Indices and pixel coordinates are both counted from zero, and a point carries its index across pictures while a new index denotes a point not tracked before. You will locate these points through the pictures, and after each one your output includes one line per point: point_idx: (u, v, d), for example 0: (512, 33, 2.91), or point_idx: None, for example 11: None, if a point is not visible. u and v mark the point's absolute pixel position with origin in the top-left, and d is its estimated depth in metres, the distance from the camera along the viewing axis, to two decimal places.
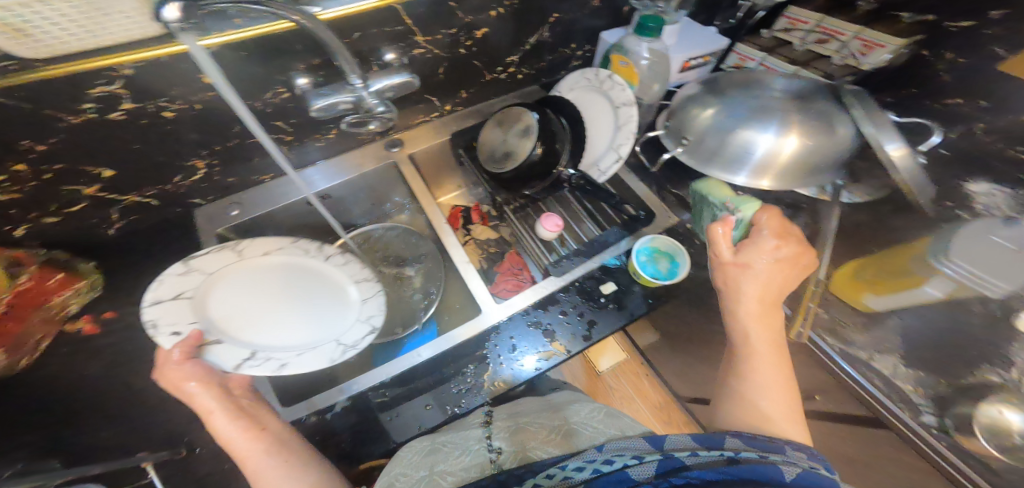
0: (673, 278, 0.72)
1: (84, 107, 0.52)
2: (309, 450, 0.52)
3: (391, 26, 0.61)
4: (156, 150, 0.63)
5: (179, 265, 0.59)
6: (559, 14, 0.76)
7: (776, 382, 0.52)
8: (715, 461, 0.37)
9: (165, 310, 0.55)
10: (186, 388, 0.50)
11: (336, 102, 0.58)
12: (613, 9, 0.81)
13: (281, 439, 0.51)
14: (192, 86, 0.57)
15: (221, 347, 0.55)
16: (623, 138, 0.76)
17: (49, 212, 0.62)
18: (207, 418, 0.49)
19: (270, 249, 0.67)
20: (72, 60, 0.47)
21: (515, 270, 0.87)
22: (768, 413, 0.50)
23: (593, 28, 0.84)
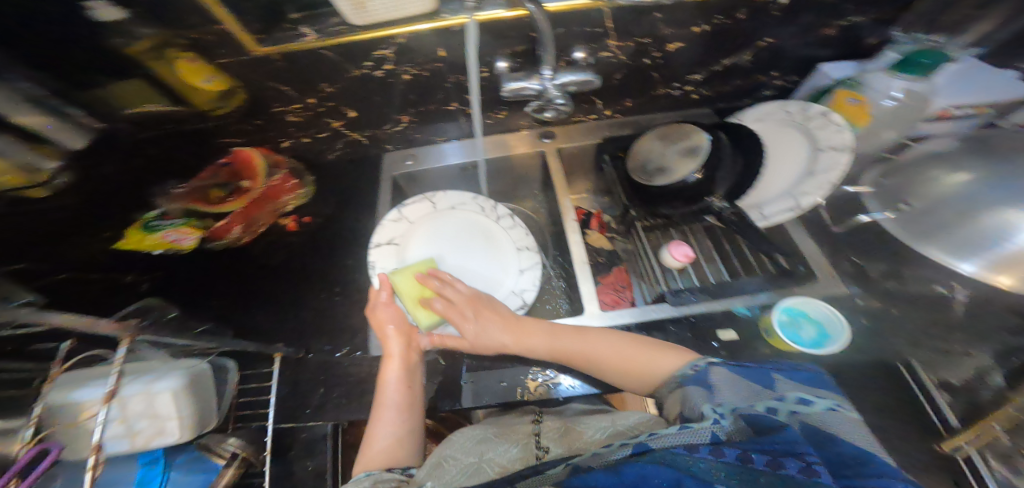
0: (819, 349, 0.61)
1: (365, 64, 0.68)
2: (416, 424, 0.60)
3: (594, 27, 0.64)
4: (385, 102, 0.79)
5: (394, 213, 0.79)
6: (770, 38, 0.71)
7: (585, 344, 0.63)
8: (741, 422, 0.40)
9: (381, 251, 0.75)
10: (387, 329, 0.65)
11: (524, 87, 0.67)
12: (846, 39, 0.72)
13: (409, 404, 0.61)
14: (428, 56, 0.69)
15: (409, 294, 0.70)
16: (813, 188, 0.70)
17: (306, 135, 0.83)
18: (386, 360, 0.63)
19: (457, 205, 0.82)
20: (376, 28, 0.63)
21: (618, 288, 0.85)
22: (639, 368, 0.59)
23: (810, 57, 0.76)
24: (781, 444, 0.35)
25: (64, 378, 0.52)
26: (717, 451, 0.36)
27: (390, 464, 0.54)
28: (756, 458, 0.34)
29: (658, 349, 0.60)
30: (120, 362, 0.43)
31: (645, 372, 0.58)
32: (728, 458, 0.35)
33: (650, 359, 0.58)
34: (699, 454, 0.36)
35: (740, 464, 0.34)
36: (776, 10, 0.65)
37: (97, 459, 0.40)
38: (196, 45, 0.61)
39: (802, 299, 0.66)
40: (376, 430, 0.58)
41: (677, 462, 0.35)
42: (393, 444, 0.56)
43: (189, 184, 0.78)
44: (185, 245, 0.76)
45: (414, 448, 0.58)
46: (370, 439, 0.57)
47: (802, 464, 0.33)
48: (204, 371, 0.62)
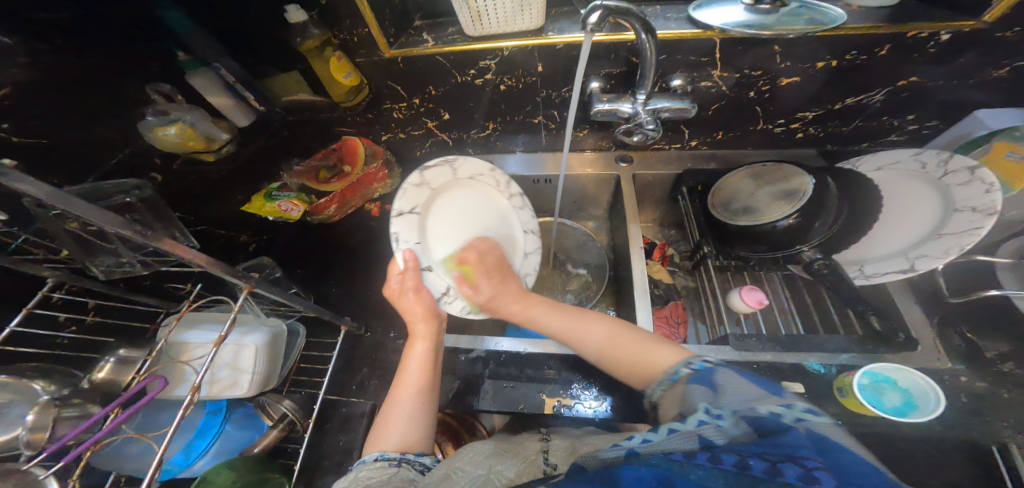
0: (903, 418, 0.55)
1: (468, 72, 0.74)
2: (432, 411, 0.58)
3: (700, 57, 0.63)
4: (478, 107, 0.83)
5: (415, 176, 0.68)
6: (916, 78, 0.64)
7: (578, 326, 0.61)
8: (741, 422, 0.37)
9: (402, 223, 0.67)
10: (411, 308, 0.65)
11: (616, 110, 0.69)
12: (1004, 87, 0.63)
13: (428, 388, 0.59)
14: (528, 70, 0.73)
15: (431, 274, 0.70)
16: (937, 251, 0.65)
17: (404, 131, 0.91)
18: (415, 341, 0.63)
19: (476, 174, 0.74)
20: (486, 38, 0.68)
21: (672, 324, 0.79)
22: (642, 362, 0.53)
23: (955, 102, 0.67)
24: (783, 450, 0.33)
25: (187, 317, 0.66)
26: (713, 458, 0.34)
27: (404, 448, 0.52)
28: (754, 465, 0.32)
29: (657, 346, 0.54)
30: (236, 309, 0.54)
31: (653, 367, 0.51)
32: (724, 465, 0.33)
33: (650, 352, 0.53)
34: (693, 461, 0.34)
35: (737, 472, 0.32)
36: (931, 49, 0.59)
37: (193, 397, 0.50)
38: (343, 45, 0.70)
39: (893, 366, 0.59)
40: (392, 412, 0.56)
41: (670, 468, 0.33)
42: (409, 430, 0.54)
43: (306, 163, 0.91)
44: (293, 214, 0.87)
45: (428, 434, 0.55)
46: (387, 419, 0.55)
47: (803, 469, 0.30)
48: (282, 332, 0.73)
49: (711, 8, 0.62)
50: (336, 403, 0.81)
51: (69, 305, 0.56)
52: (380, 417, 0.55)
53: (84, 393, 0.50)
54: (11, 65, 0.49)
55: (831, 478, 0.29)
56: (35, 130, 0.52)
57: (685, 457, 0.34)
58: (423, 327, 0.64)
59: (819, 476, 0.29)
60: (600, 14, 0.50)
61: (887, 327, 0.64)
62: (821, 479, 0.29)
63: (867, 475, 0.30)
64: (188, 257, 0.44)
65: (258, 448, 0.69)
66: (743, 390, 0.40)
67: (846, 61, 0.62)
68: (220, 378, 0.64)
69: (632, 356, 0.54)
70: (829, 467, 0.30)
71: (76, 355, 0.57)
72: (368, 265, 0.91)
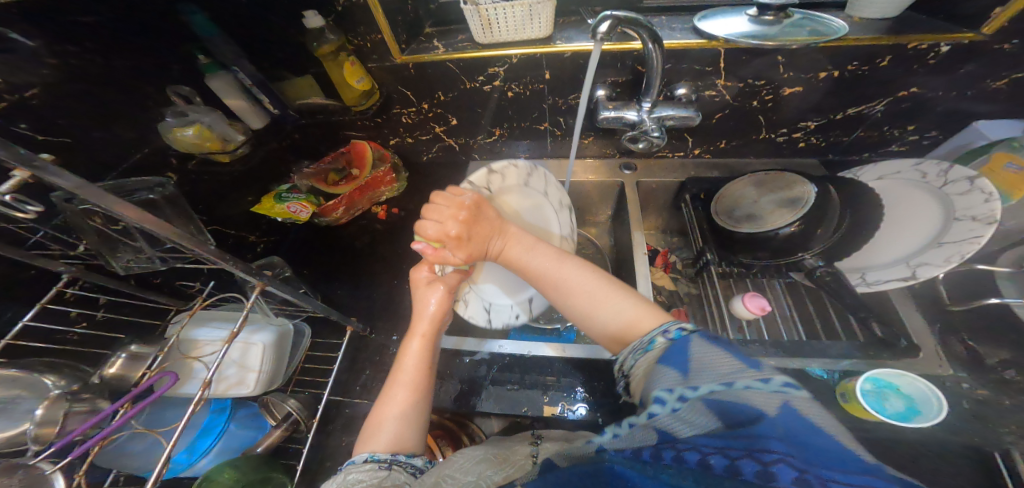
0: (908, 423, 0.55)
1: (476, 78, 0.75)
2: (425, 412, 0.53)
3: (704, 66, 0.65)
4: (485, 113, 0.85)
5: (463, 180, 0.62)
6: (916, 88, 0.65)
7: (560, 276, 0.53)
8: (700, 410, 0.34)
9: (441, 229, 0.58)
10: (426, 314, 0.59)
11: (622, 116, 0.70)
12: (1009, 96, 0.64)
13: (423, 389, 0.54)
14: (536, 77, 0.74)
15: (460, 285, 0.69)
16: (937, 259, 0.64)
17: (412, 136, 0.92)
18: (409, 339, 0.57)
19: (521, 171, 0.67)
20: (495, 46, 0.70)
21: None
22: (623, 328, 0.48)
23: (956, 113, 0.68)
24: (745, 441, 0.31)
25: (199, 315, 0.67)
26: (678, 457, 0.33)
27: (395, 449, 0.48)
28: (716, 463, 0.31)
29: (639, 308, 0.48)
30: (247, 308, 0.55)
31: (632, 334, 0.47)
32: (688, 464, 0.32)
33: (633, 319, 0.47)
34: (660, 462, 0.33)
35: (701, 471, 0.31)
36: (931, 60, 0.61)
37: (202, 395, 0.50)
38: (356, 50, 0.72)
39: (895, 372, 0.60)
40: (383, 413, 0.51)
41: (641, 471, 0.32)
42: (402, 432, 0.50)
43: (316, 166, 0.93)
44: (301, 216, 0.88)
45: (421, 438, 0.51)
46: (375, 424, 0.51)
47: (761, 465, 0.29)
48: (288, 331, 0.73)
49: (716, 19, 0.64)
50: (340, 404, 0.81)
51: (81, 300, 0.57)
52: (368, 423, 0.50)
53: (93, 388, 0.50)
54: (38, 66, 0.52)
55: (790, 469, 0.29)
56: (60, 129, 0.55)
57: (652, 457, 0.34)
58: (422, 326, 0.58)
59: (778, 471, 0.29)
60: (609, 24, 0.52)
61: (889, 333, 0.65)
62: (779, 474, 0.29)
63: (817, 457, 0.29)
64: (204, 252, 0.45)
65: (263, 448, 0.70)
66: (700, 361, 0.36)
67: (848, 71, 0.63)
68: (227, 376, 0.64)
69: (613, 321, 0.48)
70: (789, 456, 0.29)
71: (86, 350, 0.58)
72: (374, 267, 0.92)
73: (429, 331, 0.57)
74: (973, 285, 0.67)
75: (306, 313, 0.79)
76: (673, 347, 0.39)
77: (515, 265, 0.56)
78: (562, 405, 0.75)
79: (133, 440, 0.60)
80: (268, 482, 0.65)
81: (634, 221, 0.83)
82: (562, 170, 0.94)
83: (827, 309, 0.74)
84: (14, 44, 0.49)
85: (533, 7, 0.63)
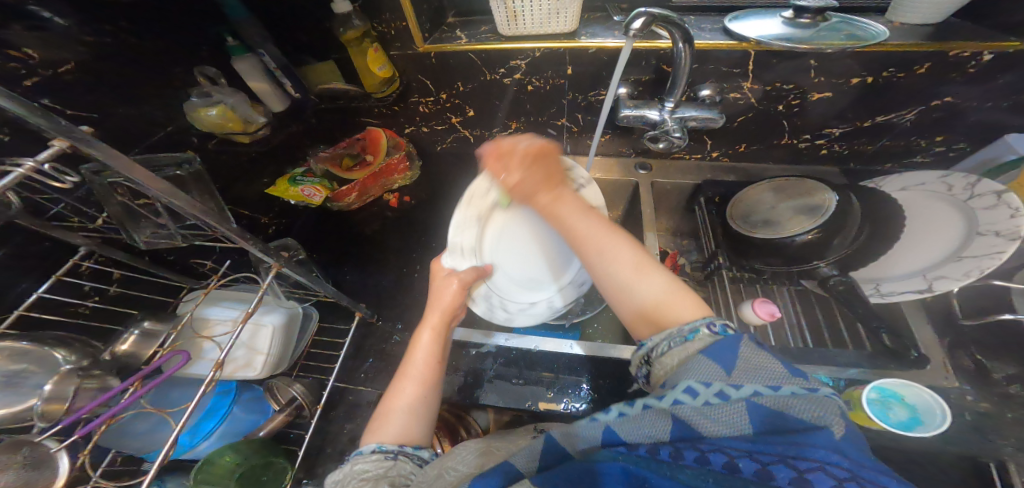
0: (908, 432, 0.56)
1: (498, 70, 0.75)
2: (435, 406, 0.53)
3: (731, 68, 0.65)
4: (503, 106, 0.84)
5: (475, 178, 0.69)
6: (951, 98, 0.65)
7: (606, 239, 0.48)
8: (735, 413, 0.33)
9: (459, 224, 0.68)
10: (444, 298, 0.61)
11: (643, 115, 0.69)
12: None
13: (430, 383, 0.53)
14: (559, 72, 0.74)
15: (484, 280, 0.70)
16: (956, 273, 0.64)
17: (428, 125, 0.92)
18: (421, 329, 0.58)
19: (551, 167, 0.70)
20: (519, 38, 0.70)
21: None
22: (661, 309, 0.42)
23: (987, 124, 0.67)
24: (779, 448, 0.30)
25: (211, 294, 0.67)
26: (703, 458, 0.32)
27: (403, 442, 0.48)
28: (745, 468, 0.30)
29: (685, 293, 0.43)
30: (264, 288, 0.55)
31: (672, 316, 0.41)
32: (713, 466, 0.31)
33: (674, 301, 0.42)
34: (679, 461, 0.32)
35: (726, 474, 0.30)
36: (972, 69, 0.60)
37: (214, 376, 0.50)
38: (381, 37, 0.71)
39: (901, 382, 0.60)
40: (393, 405, 0.51)
41: (649, 467, 0.32)
42: (411, 425, 0.50)
43: (332, 150, 0.91)
44: (314, 200, 0.87)
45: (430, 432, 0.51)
46: (387, 413, 0.51)
47: (795, 472, 0.29)
48: (298, 314, 0.74)
49: (748, 20, 0.63)
50: (344, 391, 0.81)
51: (95, 275, 0.56)
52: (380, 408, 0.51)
53: (104, 364, 0.49)
54: (73, 43, 0.52)
55: (826, 480, 0.27)
56: (91, 103, 0.54)
57: (671, 456, 0.33)
58: (436, 316, 0.59)
59: (813, 482, 0.27)
60: (644, 20, 0.51)
61: (899, 343, 0.64)
62: (815, 483, 0.27)
63: (849, 466, 0.28)
64: (228, 231, 0.45)
65: (264, 432, 0.70)
66: (745, 366, 0.35)
67: (883, 78, 0.63)
68: (235, 357, 0.64)
69: (643, 298, 0.43)
70: (825, 465, 0.28)
71: (97, 325, 0.57)
72: (382, 256, 0.92)
73: (440, 323, 0.58)
74: (986, 300, 0.66)
75: (316, 296, 0.80)
76: (717, 343, 0.37)
77: (559, 224, 0.52)
78: (563, 401, 0.74)
79: (136, 419, 0.60)
80: (269, 466, 0.65)
81: (647, 221, 0.82)
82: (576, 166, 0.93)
83: (837, 318, 0.74)
84: (47, 24, 0.49)
85: (562, 1, 0.62)
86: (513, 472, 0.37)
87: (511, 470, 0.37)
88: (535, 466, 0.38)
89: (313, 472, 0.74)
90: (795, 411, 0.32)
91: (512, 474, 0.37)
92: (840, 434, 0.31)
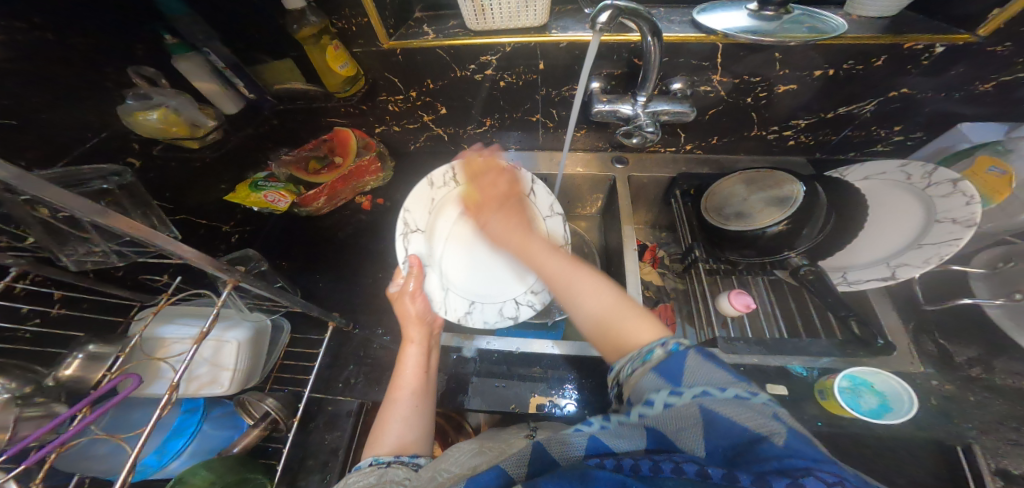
0: (875, 420, 0.58)
1: (467, 67, 0.73)
2: (429, 414, 0.58)
3: (701, 61, 0.65)
4: (475, 104, 0.82)
5: (424, 185, 0.72)
6: (907, 89, 0.66)
7: (567, 270, 0.56)
8: (693, 419, 0.35)
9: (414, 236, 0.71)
10: (413, 308, 0.65)
11: (616, 110, 0.68)
12: (999, 99, 0.65)
13: (423, 392, 0.59)
14: (529, 68, 0.72)
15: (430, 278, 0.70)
16: (917, 260, 0.68)
17: (398, 124, 0.88)
18: (407, 345, 0.64)
19: (487, 179, 0.75)
20: (487, 33, 0.68)
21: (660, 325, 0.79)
22: (618, 335, 0.47)
23: (948, 113, 0.69)
24: (737, 453, 0.32)
25: (165, 311, 0.63)
26: (677, 469, 0.33)
27: (398, 452, 0.51)
28: (714, 475, 0.31)
29: (640, 319, 0.47)
30: (220, 304, 0.52)
31: (628, 342, 0.46)
32: (688, 475, 0.32)
33: (629, 327, 0.47)
34: (656, 475, 0.33)
35: (699, 481, 0.31)
36: (926, 61, 0.61)
37: (170, 396, 0.46)
38: (342, 33, 0.68)
39: (871, 370, 0.62)
40: (388, 416, 0.55)
41: (634, 475, 0.33)
42: (405, 435, 0.53)
43: (296, 153, 0.89)
44: (280, 206, 0.85)
45: (424, 438, 0.54)
46: (384, 424, 0.54)
47: (754, 475, 0.30)
48: (265, 327, 0.71)
49: (715, 13, 0.63)
50: (322, 402, 0.77)
51: (33, 296, 0.52)
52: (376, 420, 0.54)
53: (48, 391, 0.46)
54: None
55: (779, 482, 0.29)
56: (8, 113, 0.50)
57: (650, 469, 0.33)
58: (416, 331, 0.64)
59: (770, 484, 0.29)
60: (609, 14, 0.50)
61: (867, 332, 0.63)
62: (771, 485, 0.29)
63: (802, 466, 0.29)
64: (168, 245, 0.42)
65: (238, 448, 0.67)
66: (692, 377, 0.38)
67: (843, 70, 0.64)
68: (197, 375, 0.61)
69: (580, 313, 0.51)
70: (777, 471, 0.30)
71: (40, 350, 0.53)
72: (357, 261, 0.89)
73: (420, 337, 0.64)
74: (949, 284, 0.70)
75: (285, 307, 0.77)
76: (665, 362, 0.40)
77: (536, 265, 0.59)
78: (550, 399, 0.72)
79: (94, 443, 0.56)
80: (245, 483, 0.62)
81: (625, 215, 0.82)
82: (553, 162, 0.92)
83: (809, 305, 0.76)
84: None
85: None
86: (503, 476, 0.37)
87: (501, 473, 0.38)
88: (523, 471, 0.38)
89: (295, 486, 0.71)
90: (745, 417, 0.33)
91: (505, 478, 0.37)
92: (785, 436, 0.32)
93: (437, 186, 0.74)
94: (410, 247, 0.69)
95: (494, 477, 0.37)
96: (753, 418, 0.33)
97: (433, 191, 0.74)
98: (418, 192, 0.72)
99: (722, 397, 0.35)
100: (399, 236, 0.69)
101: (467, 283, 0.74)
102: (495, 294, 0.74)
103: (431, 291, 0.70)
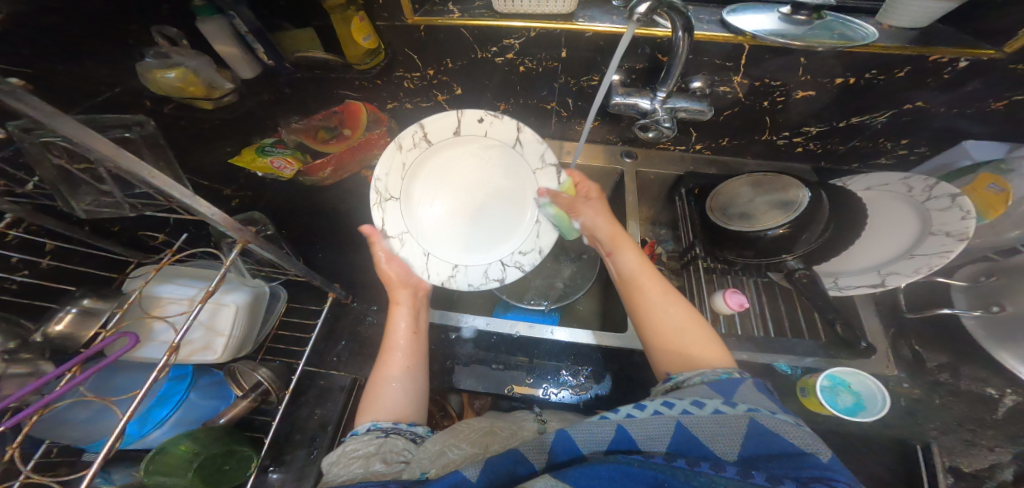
0: (851, 417, 0.62)
1: (489, 49, 0.72)
2: (422, 389, 0.58)
3: (725, 61, 0.66)
4: (490, 86, 0.81)
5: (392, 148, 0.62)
6: (920, 103, 0.69)
7: (628, 249, 0.63)
8: (741, 427, 0.37)
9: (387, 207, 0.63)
10: (389, 269, 0.65)
11: (634, 103, 0.68)
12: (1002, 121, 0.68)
13: (418, 358, 0.60)
14: (552, 54, 0.72)
15: (407, 246, 0.65)
16: (907, 269, 0.71)
17: (411, 101, 0.86)
18: (395, 307, 0.64)
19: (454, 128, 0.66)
20: (513, 15, 0.67)
21: None
22: (689, 350, 0.50)
23: (955, 131, 0.73)
24: (779, 466, 0.34)
25: (164, 270, 0.62)
26: (714, 467, 0.34)
27: (397, 419, 0.52)
28: (753, 473, 0.33)
29: (715, 347, 0.50)
30: (226, 265, 0.51)
31: (699, 361, 0.48)
32: (724, 473, 0.33)
33: (706, 350, 0.49)
34: (692, 469, 0.34)
35: (734, 480, 0.32)
36: (945, 75, 0.64)
37: (167, 359, 0.45)
38: (366, 5, 0.66)
39: (851, 371, 0.65)
40: (385, 380, 0.56)
41: (664, 471, 0.33)
42: (400, 402, 0.54)
43: (306, 121, 0.84)
44: (284, 173, 0.81)
45: (420, 410, 0.55)
46: (383, 391, 0.55)
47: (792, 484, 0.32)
48: (262, 294, 0.69)
49: (744, 14, 0.64)
50: (315, 376, 0.77)
51: (28, 244, 0.50)
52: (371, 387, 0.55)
53: (34, 347, 0.44)
54: None
55: None
56: (22, 59, 0.48)
57: (685, 464, 0.35)
58: (402, 294, 0.65)
59: None
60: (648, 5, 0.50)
61: (850, 333, 0.68)
62: None
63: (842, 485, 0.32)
64: (184, 197, 0.41)
65: (225, 419, 0.63)
66: (744, 397, 0.40)
67: (863, 79, 0.66)
68: (191, 340, 0.59)
69: (626, 271, 0.61)
70: (824, 479, 0.32)
71: (28, 302, 0.51)
72: (358, 238, 0.88)
73: (409, 300, 0.65)
74: (928, 297, 0.76)
75: (284, 276, 0.76)
76: (720, 381, 0.43)
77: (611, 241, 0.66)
78: (541, 386, 0.75)
79: (74, 409, 0.53)
80: (232, 454, 0.61)
81: (630, 209, 0.83)
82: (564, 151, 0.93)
83: (799, 308, 0.80)
84: None
85: None
86: (521, 462, 0.39)
87: (519, 459, 0.39)
88: (543, 459, 0.39)
89: (282, 458, 0.71)
90: (793, 436, 0.36)
91: (522, 466, 0.39)
92: (828, 458, 0.34)
93: (406, 147, 0.64)
94: (386, 217, 0.63)
95: (511, 463, 0.39)
96: (794, 433, 0.36)
97: (402, 153, 0.64)
98: (390, 155, 0.62)
99: (773, 415, 0.37)
100: (373, 205, 0.61)
101: (450, 246, 0.69)
102: (480, 256, 0.71)
103: (411, 259, 0.66)
